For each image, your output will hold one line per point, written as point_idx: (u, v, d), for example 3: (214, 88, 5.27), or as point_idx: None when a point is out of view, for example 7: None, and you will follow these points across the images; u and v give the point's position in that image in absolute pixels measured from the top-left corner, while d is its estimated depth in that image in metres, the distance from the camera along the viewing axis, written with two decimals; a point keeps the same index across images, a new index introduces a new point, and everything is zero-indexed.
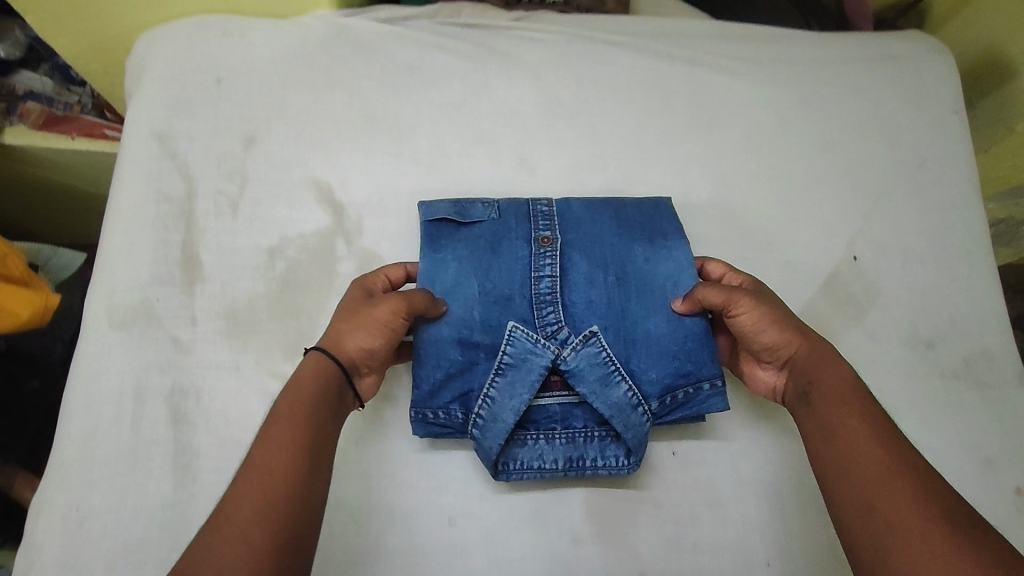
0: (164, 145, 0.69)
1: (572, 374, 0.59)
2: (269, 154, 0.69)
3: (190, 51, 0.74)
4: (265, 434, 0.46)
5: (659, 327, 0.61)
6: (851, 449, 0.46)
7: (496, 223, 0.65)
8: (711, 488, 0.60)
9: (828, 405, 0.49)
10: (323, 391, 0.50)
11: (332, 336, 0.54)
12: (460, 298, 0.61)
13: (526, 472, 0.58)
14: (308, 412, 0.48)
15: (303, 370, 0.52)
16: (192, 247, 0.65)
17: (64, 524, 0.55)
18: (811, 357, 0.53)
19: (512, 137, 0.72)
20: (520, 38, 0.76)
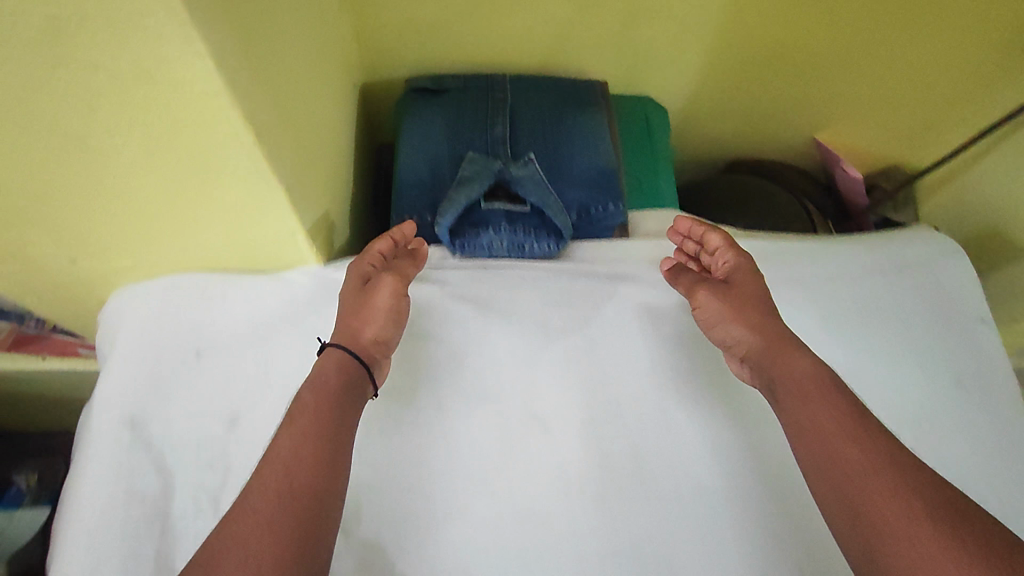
0: (136, 434, 0.64)
1: (513, 181, 0.75)
2: (257, 437, 0.64)
3: (166, 322, 0.70)
4: (277, 464, 0.50)
5: (590, 154, 0.80)
6: (818, 408, 0.54)
7: (462, 89, 0.84)
8: (634, 382, 0.66)
9: (789, 394, 0.57)
10: (338, 406, 0.55)
11: (344, 333, 0.60)
12: (431, 137, 0.79)
13: (476, 251, 0.74)
14: (322, 420, 0.53)
15: (325, 369, 0.57)
16: (166, 562, 0.59)
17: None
18: (771, 353, 0.60)
19: (521, 388, 0.65)
20: (517, 277, 0.71)
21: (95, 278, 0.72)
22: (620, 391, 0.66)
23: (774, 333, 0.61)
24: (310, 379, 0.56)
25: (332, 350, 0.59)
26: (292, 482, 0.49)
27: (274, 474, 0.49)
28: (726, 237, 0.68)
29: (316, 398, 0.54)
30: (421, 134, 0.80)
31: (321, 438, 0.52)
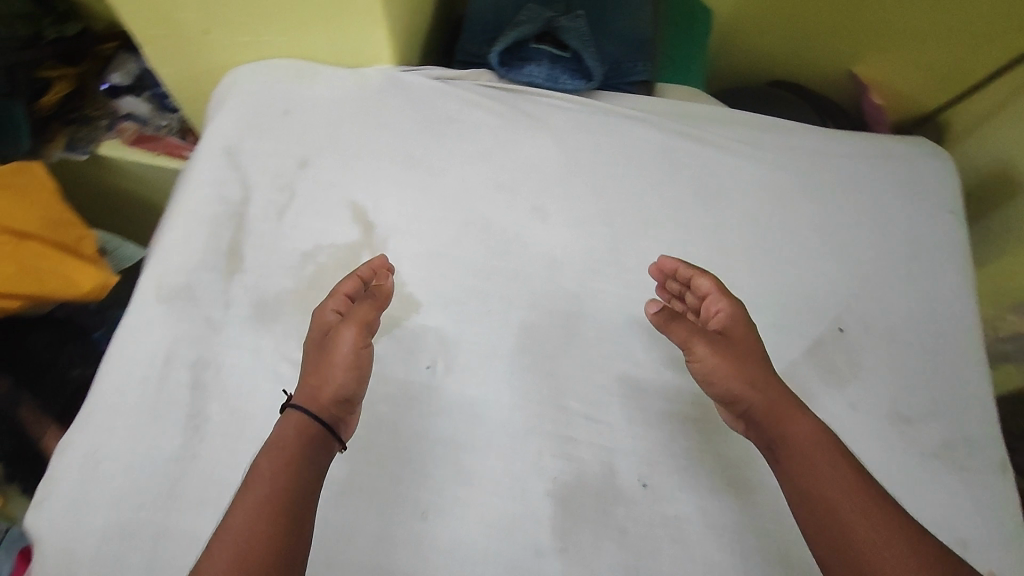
0: (230, 157, 0.81)
1: (562, 28, 0.88)
2: (318, 175, 0.79)
3: (265, 86, 0.86)
4: (240, 514, 0.48)
5: (630, 23, 0.93)
6: (825, 473, 0.53)
7: None
8: (624, 198, 0.80)
9: (791, 462, 0.55)
10: (310, 461, 0.53)
11: (307, 392, 0.56)
12: None
13: (520, 78, 0.88)
14: (286, 486, 0.50)
15: (281, 437, 0.53)
16: (237, 246, 0.74)
17: (80, 463, 0.62)
18: (770, 415, 0.57)
19: (532, 186, 0.81)
20: (547, 104, 0.86)
21: (220, 55, 0.92)
22: (610, 203, 0.80)
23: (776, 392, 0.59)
24: (277, 437, 0.53)
25: (296, 410, 0.55)
26: (264, 540, 0.47)
27: (241, 532, 0.47)
28: (712, 281, 0.66)
29: (293, 447, 0.52)
30: None
31: (289, 485, 0.50)
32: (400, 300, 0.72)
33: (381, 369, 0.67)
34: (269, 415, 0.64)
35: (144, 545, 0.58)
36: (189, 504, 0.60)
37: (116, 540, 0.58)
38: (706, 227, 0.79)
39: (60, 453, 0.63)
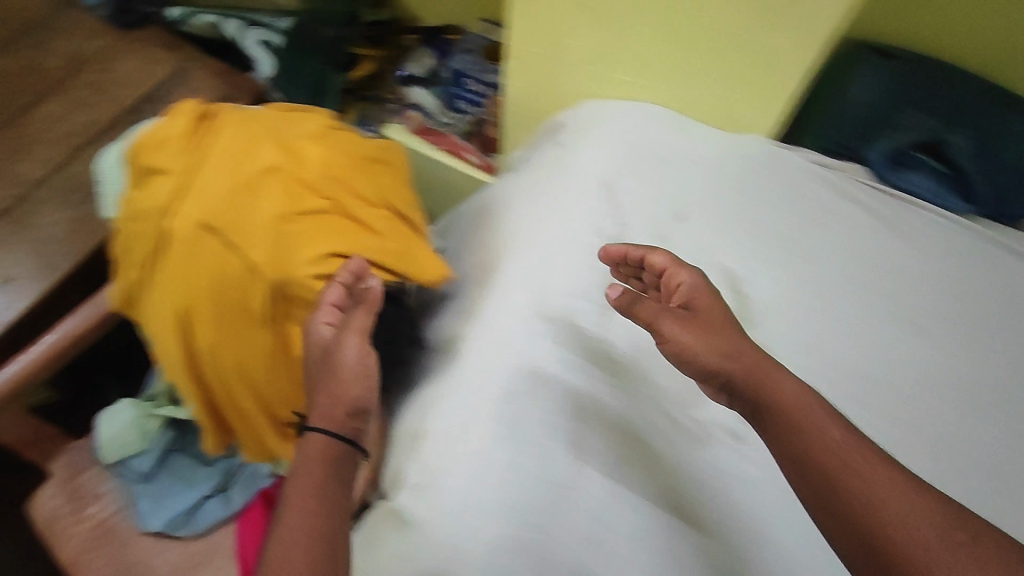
0: (607, 193, 0.82)
1: (948, 144, 0.84)
2: (694, 235, 0.79)
3: (641, 127, 0.86)
4: (284, 528, 0.59)
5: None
6: (860, 473, 0.50)
7: (910, 57, 0.91)
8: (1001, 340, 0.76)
9: (779, 421, 0.57)
10: (317, 465, 0.65)
11: (321, 409, 0.68)
12: (876, 89, 0.90)
13: (896, 184, 0.86)
14: (316, 496, 0.62)
15: (308, 453, 0.66)
16: (615, 286, 0.78)
17: (467, 461, 0.68)
18: (752, 377, 0.60)
19: (909, 302, 0.77)
20: (930, 219, 0.83)
21: (588, 85, 0.93)
22: (988, 339, 0.76)
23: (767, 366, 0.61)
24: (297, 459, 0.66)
25: (310, 433, 0.67)
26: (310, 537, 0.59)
27: (291, 539, 0.58)
28: (689, 273, 0.70)
29: (307, 460, 0.65)
30: (867, 83, 0.90)
31: (300, 480, 0.63)
32: None
33: None
34: (641, 458, 0.72)
35: (528, 557, 0.64)
36: (567, 525, 0.66)
37: (506, 547, 0.63)
38: None
39: (447, 445, 0.69)
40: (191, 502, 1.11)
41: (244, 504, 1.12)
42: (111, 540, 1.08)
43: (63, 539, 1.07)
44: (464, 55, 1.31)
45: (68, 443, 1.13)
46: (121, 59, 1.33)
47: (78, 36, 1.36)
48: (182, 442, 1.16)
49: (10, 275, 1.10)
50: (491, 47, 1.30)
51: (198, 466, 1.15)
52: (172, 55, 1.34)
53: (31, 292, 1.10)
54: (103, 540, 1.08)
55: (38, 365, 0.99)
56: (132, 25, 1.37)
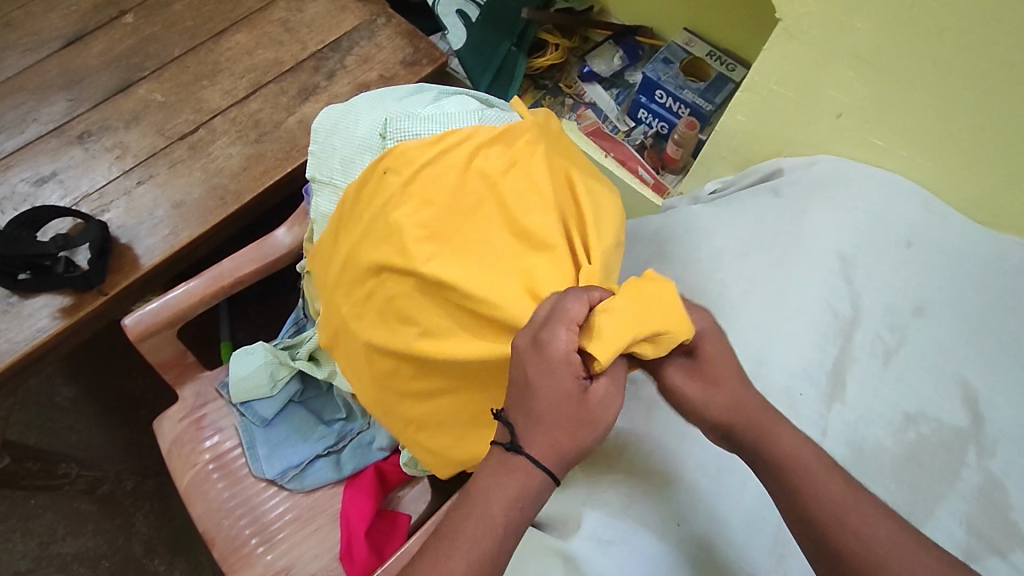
0: (844, 268, 0.75)
1: None
2: (932, 333, 0.72)
3: (889, 204, 0.79)
4: (465, 552, 0.50)
5: None
6: (774, 438, 0.54)
7: None
8: None
9: (754, 451, 0.55)
10: (532, 508, 0.52)
11: (553, 454, 0.52)
12: None
13: None
14: (504, 539, 0.51)
15: (522, 482, 0.52)
16: (841, 370, 0.70)
17: (666, 529, 0.64)
18: (755, 423, 0.55)
19: None
20: None
21: (829, 137, 0.87)
22: None
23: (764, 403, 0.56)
24: (506, 480, 0.52)
25: (539, 468, 0.52)
26: None
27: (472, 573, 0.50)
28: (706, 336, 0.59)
29: (518, 496, 0.51)
30: None
31: (509, 516, 0.51)
32: (1008, 528, 0.61)
33: None
34: None
35: None
36: None
37: None
38: None
39: (644, 503, 0.66)
40: (305, 457, 1.02)
41: (354, 472, 1.01)
42: (228, 476, 1.01)
43: (186, 465, 1.02)
44: (660, 64, 1.23)
45: (200, 371, 1.08)
46: (313, 2, 1.32)
47: None
48: (303, 395, 1.07)
49: (181, 198, 1.10)
50: (690, 62, 1.23)
51: (314, 423, 1.06)
52: (363, 6, 1.32)
53: (197, 220, 1.08)
54: (218, 475, 1.01)
55: (201, 298, 0.98)
56: None
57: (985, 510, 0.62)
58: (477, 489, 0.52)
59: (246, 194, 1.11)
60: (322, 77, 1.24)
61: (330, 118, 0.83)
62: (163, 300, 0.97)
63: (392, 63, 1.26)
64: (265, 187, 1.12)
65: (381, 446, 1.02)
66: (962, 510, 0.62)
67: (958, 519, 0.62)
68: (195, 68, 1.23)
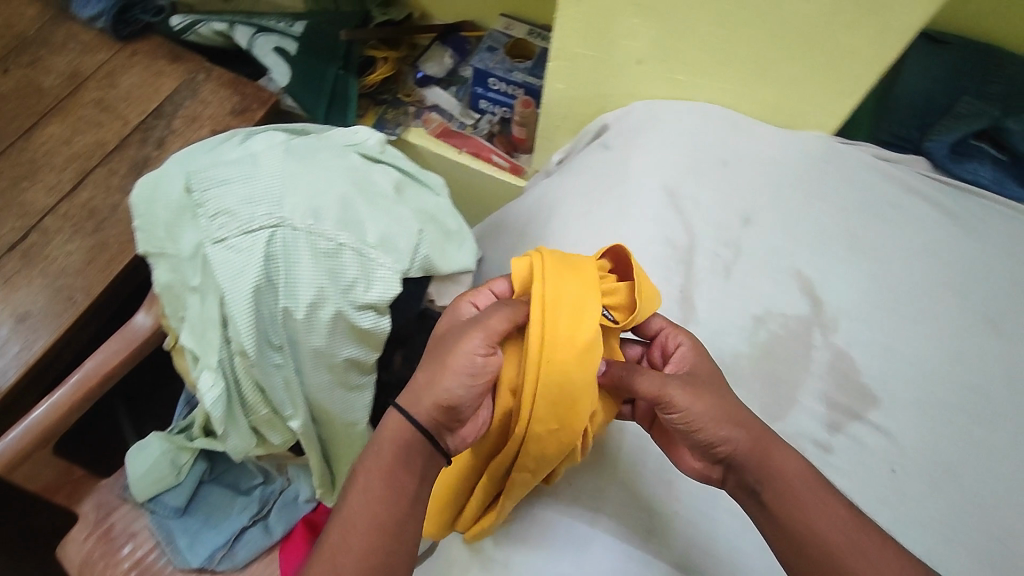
0: (672, 200, 0.79)
1: (962, 146, 0.85)
2: (762, 236, 0.77)
3: (701, 132, 0.85)
4: (352, 510, 0.54)
5: None
6: (777, 461, 0.55)
7: (958, 51, 0.89)
8: None
9: (762, 474, 0.55)
10: (406, 454, 0.55)
11: (413, 394, 0.55)
12: (928, 89, 0.89)
13: (963, 170, 0.84)
14: (385, 491, 0.54)
15: (389, 430, 0.56)
16: (689, 294, 0.73)
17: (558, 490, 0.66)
18: (756, 452, 0.56)
19: (983, 295, 0.75)
20: (997, 211, 0.80)
21: (639, 84, 0.92)
22: None
23: (758, 430, 0.57)
24: (379, 438, 0.56)
25: (396, 412, 0.55)
26: (374, 529, 0.53)
27: (368, 524, 0.53)
28: (684, 384, 0.55)
29: (388, 445, 0.55)
30: (936, 79, 0.89)
31: (387, 465, 0.55)
32: (856, 392, 0.68)
33: (854, 459, 0.64)
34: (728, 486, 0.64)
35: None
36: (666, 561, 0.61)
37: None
38: None
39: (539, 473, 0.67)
40: (228, 534, 0.98)
41: (286, 533, 0.99)
42: None
43: None
44: (486, 53, 1.26)
45: (96, 481, 1.01)
46: (125, 75, 1.26)
47: (73, 51, 1.28)
48: (213, 472, 1.03)
49: (25, 310, 1.03)
50: (513, 44, 1.27)
51: (232, 497, 1.02)
52: (178, 67, 1.28)
53: (48, 328, 1.01)
54: None
55: (69, 408, 0.91)
56: (131, 37, 1.30)
57: (839, 383, 0.68)
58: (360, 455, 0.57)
59: (97, 287, 1.05)
60: (152, 147, 1.19)
61: (147, 186, 0.77)
62: (24, 422, 0.90)
63: (221, 115, 1.23)
64: (116, 275, 1.06)
65: (308, 499, 1.01)
66: (818, 388, 0.68)
67: (815, 398, 0.67)
68: (9, 172, 1.15)
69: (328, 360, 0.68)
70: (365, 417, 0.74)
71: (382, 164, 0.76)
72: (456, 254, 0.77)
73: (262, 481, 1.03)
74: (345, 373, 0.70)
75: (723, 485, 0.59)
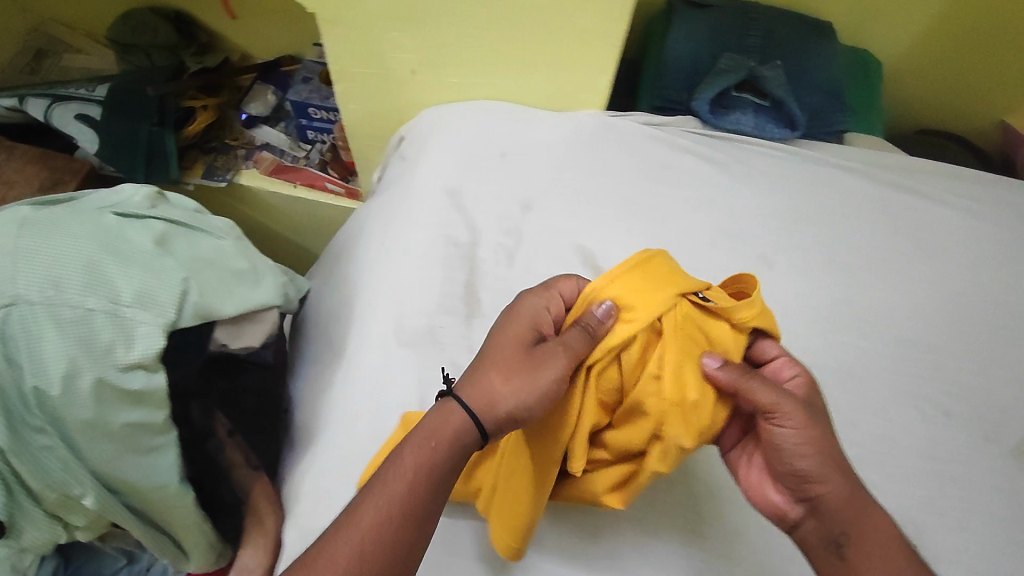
0: (454, 199, 0.80)
1: (725, 99, 0.89)
2: (543, 220, 0.79)
3: (479, 127, 0.86)
4: (379, 496, 0.51)
5: (781, 73, 0.90)
6: (871, 520, 0.54)
7: (715, 10, 0.93)
8: (848, 247, 0.80)
9: (833, 524, 0.53)
10: (457, 459, 0.53)
11: (483, 389, 0.53)
12: (694, 47, 0.91)
13: (728, 123, 0.88)
14: (421, 488, 0.51)
15: (444, 427, 0.53)
16: (473, 289, 0.74)
17: None
18: (847, 507, 0.53)
19: (755, 237, 0.80)
20: (761, 153, 0.86)
21: (420, 91, 0.92)
22: (833, 255, 0.79)
23: (857, 489, 0.54)
24: (436, 429, 0.53)
25: (459, 405, 0.54)
26: (394, 521, 0.51)
27: (388, 512, 0.51)
28: (803, 411, 0.54)
29: (443, 448, 0.52)
30: (700, 37, 0.91)
31: (432, 460, 0.52)
32: None
33: None
34: None
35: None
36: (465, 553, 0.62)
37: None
38: (933, 288, 0.78)
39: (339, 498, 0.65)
40: None
41: None
42: None
43: None
44: (301, 84, 1.26)
45: None
46: None
47: None
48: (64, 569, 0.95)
49: None
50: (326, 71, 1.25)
51: None
52: None
53: None
54: None
55: None
56: None
57: None
58: (402, 439, 0.54)
59: None
60: None
61: None
62: None
63: (28, 192, 1.16)
64: None
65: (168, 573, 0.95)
66: None
67: None
68: None
69: (105, 429, 0.64)
70: (176, 477, 0.70)
71: (147, 218, 0.74)
72: (243, 293, 0.75)
73: (122, 564, 0.98)
74: (131, 438, 0.66)
75: (794, 530, 0.56)
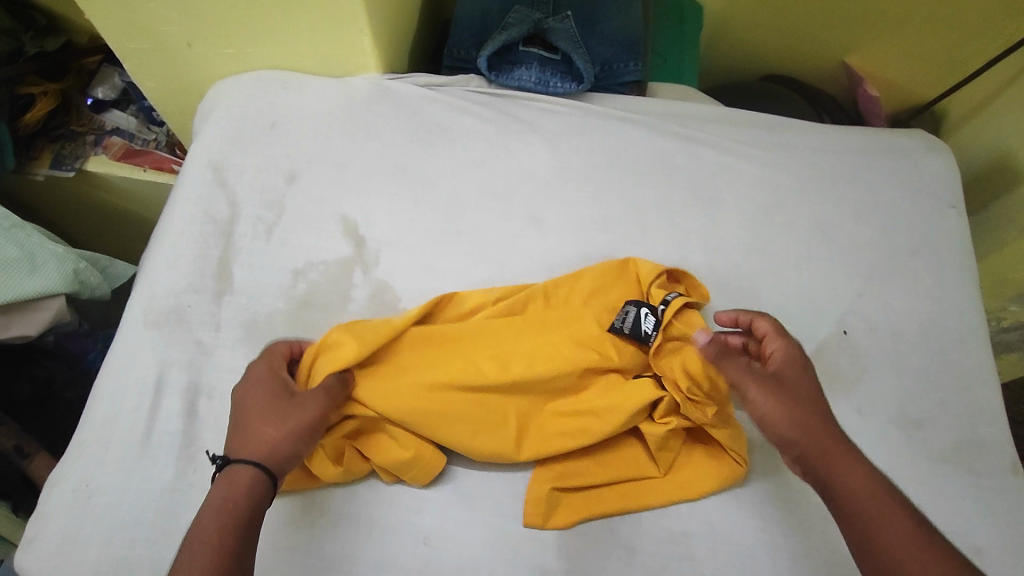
0: (217, 174, 0.78)
1: (511, 56, 0.88)
2: (306, 190, 0.78)
3: (251, 98, 0.84)
4: (195, 558, 0.48)
5: (570, 24, 0.87)
6: (846, 471, 0.52)
7: None
8: (622, 200, 0.79)
9: (821, 479, 0.53)
10: (258, 512, 0.52)
11: (256, 442, 0.55)
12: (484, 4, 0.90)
13: (510, 78, 0.87)
14: (230, 542, 0.49)
15: (232, 486, 0.52)
16: (227, 264, 0.73)
17: (71, 498, 0.61)
18: (825, 460, 0.53)
19: (525, 194, 0.79)
20: (542, 109, 0.85)
21: (205, 64, 0.89)
22: (605, 211, 0.78)
23: (832, 436, 0.54)
24: (233, 488, 0.52)
25: (246, 464, 0.53)
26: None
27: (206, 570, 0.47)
28: (761, 382, 0.57)
29: (239, 500, 0.51)
30: None
31: (232, 518, 0.50)
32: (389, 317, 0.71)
33: None
34: None
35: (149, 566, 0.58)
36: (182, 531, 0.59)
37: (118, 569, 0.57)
38: (706, 238, 0.77)
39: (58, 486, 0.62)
40: None
41: None
42: None
43: None
44: None
45: None
46: None
47: None
48: None
49: None
50: None
51: None
52: None
53: None
54: None
55: None
56: None
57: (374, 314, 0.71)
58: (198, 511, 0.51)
59: None
60: None
61: None
62: None
63: None
64: None
65: None
66: None
67: None
68: None
69: None
70: None
71: None
72: (7, 283, 0.76)
73: None
74: None
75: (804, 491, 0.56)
